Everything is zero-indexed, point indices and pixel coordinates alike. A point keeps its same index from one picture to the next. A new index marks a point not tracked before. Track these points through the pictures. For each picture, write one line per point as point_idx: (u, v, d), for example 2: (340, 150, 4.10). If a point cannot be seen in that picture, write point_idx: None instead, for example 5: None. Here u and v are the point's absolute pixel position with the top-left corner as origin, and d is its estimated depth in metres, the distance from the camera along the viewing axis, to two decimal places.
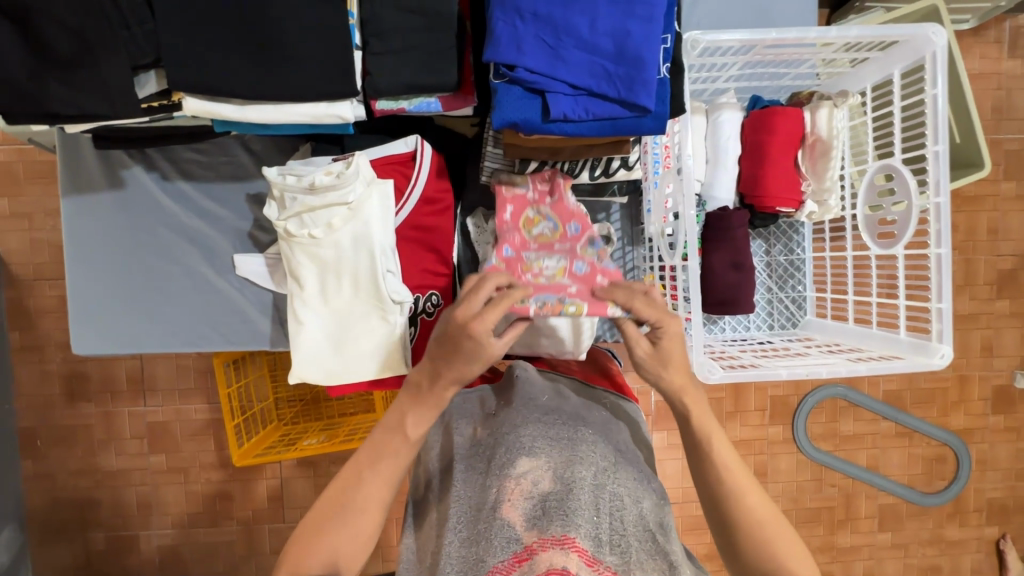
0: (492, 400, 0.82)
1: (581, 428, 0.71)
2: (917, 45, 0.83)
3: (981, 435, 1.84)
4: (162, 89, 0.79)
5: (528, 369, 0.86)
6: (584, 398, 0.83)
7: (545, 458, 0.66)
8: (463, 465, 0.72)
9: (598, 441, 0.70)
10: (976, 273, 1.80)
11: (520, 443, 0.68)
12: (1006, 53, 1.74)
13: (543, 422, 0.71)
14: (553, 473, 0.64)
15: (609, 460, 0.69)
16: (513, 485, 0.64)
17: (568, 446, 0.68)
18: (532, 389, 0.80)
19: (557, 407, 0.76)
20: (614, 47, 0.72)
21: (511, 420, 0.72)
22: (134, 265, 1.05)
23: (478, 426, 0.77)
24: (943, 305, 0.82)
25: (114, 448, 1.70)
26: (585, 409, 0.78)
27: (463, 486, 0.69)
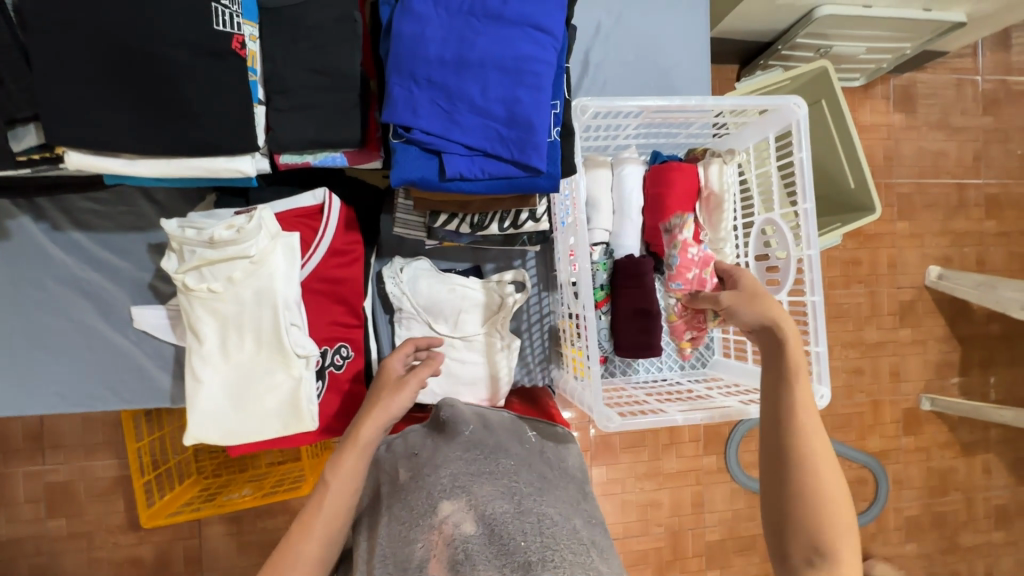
0: (417, 440, 0.84)
1: (501, 462, 0.74)
2: (784, 113, 0.92)
3: (896, 456, 1.97)
4: (43, 142, 0.76)
5: (455, 406, 0.85)
6: (512, 431, 0.83)
7: (465, 497, 0.67)
8: (387, 517, 0.72)
9: (518, 473, 0.73)
10: (880, 304, 1.95)
11: (441, 485, 0.69)
12: (892, 108, 1.95)
13: (464, 460, 0.73)
14: (474, 513, 0.64)
15: (533, 486, 0.71)
16: (437, 534, 0.64)
17: (488, 480, 0.70)
18: (456, 425, 0.81)
19: (479, 440, 0.78)
20: (505, 112, 0.75)
21: (433, 463, 0.74)
22: (17, 320, 0.98)
23: (402, 468, 0.79)
24: (820, 348, 0.88)
25: (5, 514, 1.54)
26: (508, 440, 0.80)
27: (385, 539, 0.69)
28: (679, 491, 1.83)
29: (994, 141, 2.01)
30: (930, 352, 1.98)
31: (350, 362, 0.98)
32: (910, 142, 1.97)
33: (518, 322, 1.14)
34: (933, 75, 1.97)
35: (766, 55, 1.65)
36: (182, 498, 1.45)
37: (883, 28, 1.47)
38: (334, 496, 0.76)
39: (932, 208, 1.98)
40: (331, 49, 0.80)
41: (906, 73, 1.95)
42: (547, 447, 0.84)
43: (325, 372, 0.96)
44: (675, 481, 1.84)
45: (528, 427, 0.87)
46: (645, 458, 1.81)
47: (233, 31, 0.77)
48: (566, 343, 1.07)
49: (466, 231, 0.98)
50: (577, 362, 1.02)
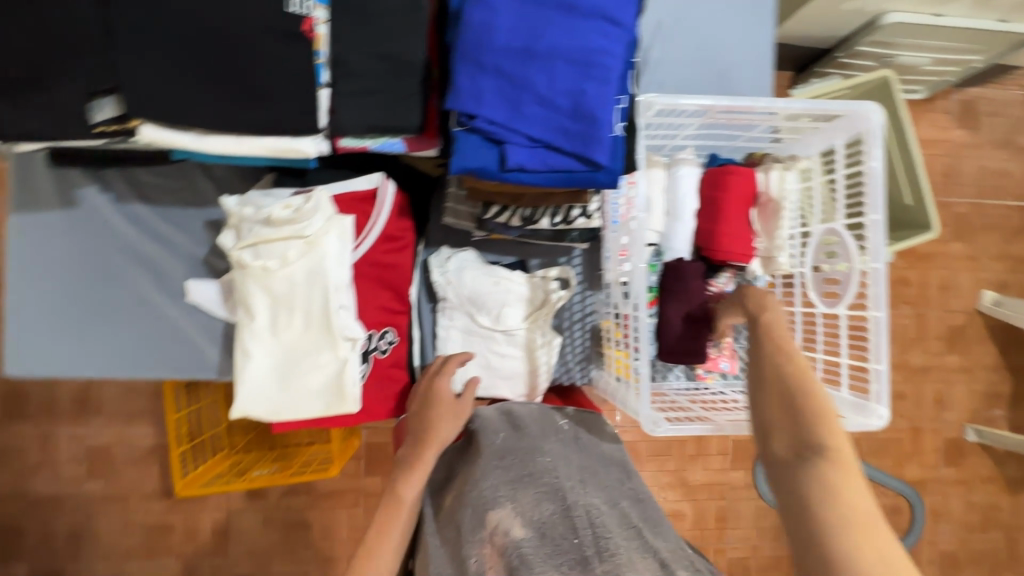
0: (457, 462, 0.85)
1: (538, 461, 0.73)
2: (856, 120, 0.88)
3: (935, 487, 1.88)
4: (119, 115, 0.78)
5: (483, 411, 0.89)
6: (542, 424, 0.85)
7: (511, 504, 0.68)
8: (438, 540, 0.72)
9: (558, 469, 0.73)
10: (929, 327, 1.87)
11: (484, 497, 0.69)
12: (954, 123, 1.87)
13: (502, 468, 0.73)
14: (523, 520, 0.66)
15: (575, 479, 0.72)
16: (489, 548, 0.65)
17: (530, 482, 0.71)
18: (488, 432, 0.81)
19: (513, 444, 0.78)
20: (570, 104, 0.74)
21: (471, 478, 0.74)
22: (78, 286, 1.01)
23: (446, 493, 0.80)
24: (880, 366, 0.84)
25: (49, 471, 1.61)
26: (541, 436, 0.80)
27: (439, 562, 0.69)
28: (704, 505, 1.79)
29: None
30: (979, 381, 1.88)
31: (393, 347, 1.00)
32: (971, 160, 1.87)
33: (560, 320, 1.12)
34: (1001, 90, 1.87)
35: (825, 62, 1.59)
36: (215, 471, 1.49)
37: (955, 38, 1.40)
38: (391, 523, 0.76)
39: (991, 230, 1.89)
40: (397, 35, 0.80)
41: (972, 88, 1.86)
42: (582, 436, 0.86)
43: (370, 355, 0.96)
44: (699, 493, 1.80)
45: (558, 416, 0.89)
46: (670, 468, 1.78)
47: (305, 13, 0.78)
48: (609, 344, 1.06)
49: (517, 225, 0.98)
50: (620, 363, 1.00)
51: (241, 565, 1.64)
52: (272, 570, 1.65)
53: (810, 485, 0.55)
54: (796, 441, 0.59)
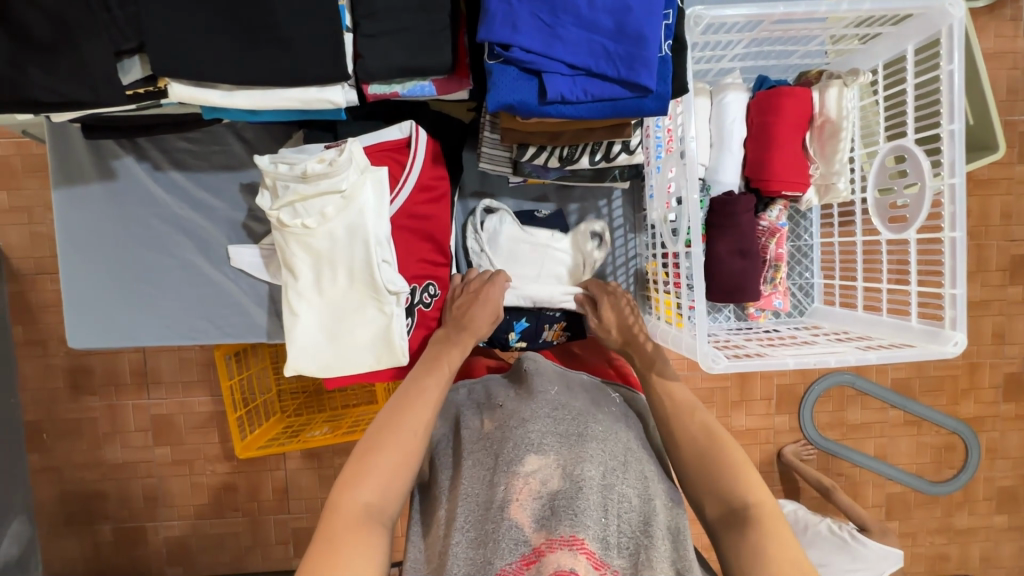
0: (499, 393, 0.83)
1: (591, 425, 0.72)
2: (932, 18, 0.78)
3: (992, 423, 1.81)
4: (148, 75, 0.77)
5: (539, 360, 0.88)
6: (593, 394, 0.84)
7: (554, 456, 0.68)
8: (470, 460, 0.72)
9: (608, 440, 0.71)
10: (988, 258, 1.75)
11: (529, 439, 0.69)
12: (1022, 31, 1.68)
13: (551, 418, 0.72)
14: (561, 472, 0.66)
15: (619, 459, 0.70)
16: (522, 483, 0.66)
17: (579, 444, 0.69)
18: (543, 380, 0.81)
19: (566, 400, 0.77)
20: (613, 24, 0.69)
21: (519, 415, 0.73)
22: (127, 258, 1.03)
23: (486, 420, 0.77)
24: (957, 290, 0.79)
25: (120, 440, 1.71)
26: (596, 404, 0.79)
27: (469, 484, 0.69)
28: (749, 449, 1.77)
29: None
30: None
31: (437, 300, 0.98)
32: None
33: (603, 266, 1.09)
34: None
35: None
36: (270, 433, 1.55)
37: None
38: (417, 411, 0.76)
39: None
40: None
41: None
42: (630, 415, 0.82)
43: (414, 309, 0.96)
44: (743, 439, 1.78)
45: (611, 391, 0.87)
46: (713, 415, 1.76)
47: None
48: (656, 287, 1.02)
49: (555, 166, 0.93)
50: (670, 305, 0.98)
51: (302, 519, 1.74)
52: None
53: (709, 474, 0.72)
54: (729, 520, 0.67)
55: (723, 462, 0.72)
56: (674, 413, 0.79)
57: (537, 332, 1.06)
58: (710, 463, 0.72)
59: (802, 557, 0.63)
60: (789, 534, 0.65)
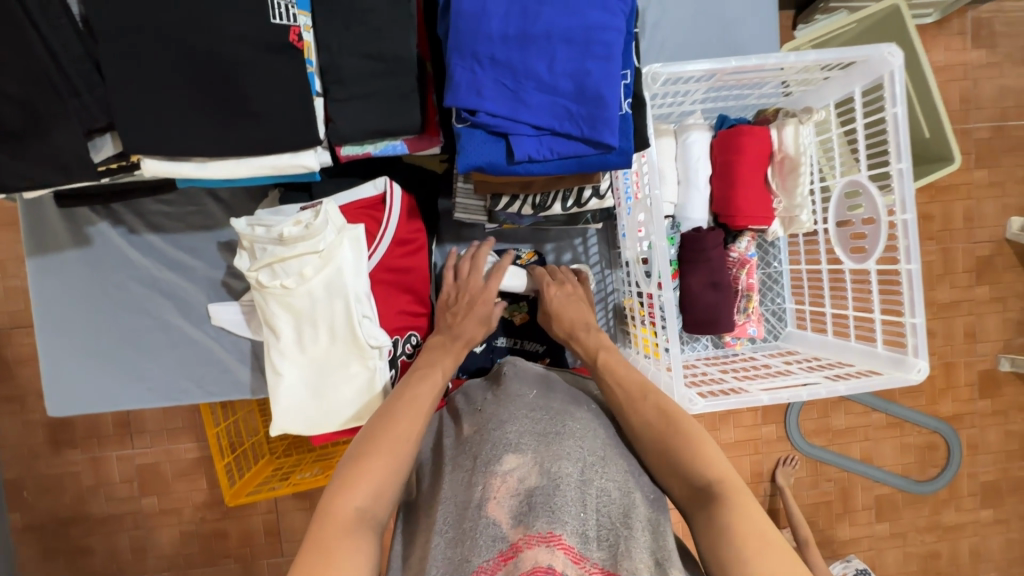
0: (479, 395, 0.83)
1: (569, 422, 0.71)
2: (875, 64, 0.83)
3: (971, 420, 1.86)
4: (119, 151, 0.79)
5: (519, 364, 0.88)
6: (573, 393, 0.82)
7: (531, 454, 0.67)
8: (452, 465, 0.72)
9: (585, 436, 0.69)
10: (955, 261, 1.82)
11: (506, 439, 0.68)
12: (969, 44, 1.77)
13: (530, 418, 0.72)
14: (538, 470, 0.65)
15: (599, 453, 0.68)
16: (500, 482, 0.65)
17: (556, 441, 0.67)
18: (522, 383, 0.81)
19: (544, 401, 0.76)
20: (574, 87, 0.72)
21: (498, 418, 0.73)
22: (105, 322, 1.03)
23: (467, 424, 0.77)
24: (917, 320, 0.82)
25: (104, 493, 1.67)
26: (576, 403, 0.78)
27: (451, 487, 0.69)
28: (739, 461, 1.80)
29: None
30: (1011, 310, 1.84)
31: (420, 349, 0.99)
32: (990, 80, 1.78)
33: None
34: (1016, 3, 1.77)
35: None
36: (260, 477, 1.53)
37: None
38: (407, 421, 0.72)
39: (1015, 152, 1.81)
40: (386, 33, 0.77)
41: (987, 4, 1.76)
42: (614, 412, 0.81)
43: (398, 361, 0.96)
44: (732, 451, 1.81)
45: (590, 387, 0.87)
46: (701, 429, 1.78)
47: (290, 23, 0.76)
48: (634, 322, 1.05)
49: (529, 213, 0.96)
50: (647, 340, 1.00)
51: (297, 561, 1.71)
52: None
53: (664, 452, 0.69)
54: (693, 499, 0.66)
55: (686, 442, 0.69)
56: (629, 397, 0.76)
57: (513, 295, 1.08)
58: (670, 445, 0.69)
59: (770, 529, 0.61)
60: (755, 507, 0.63)
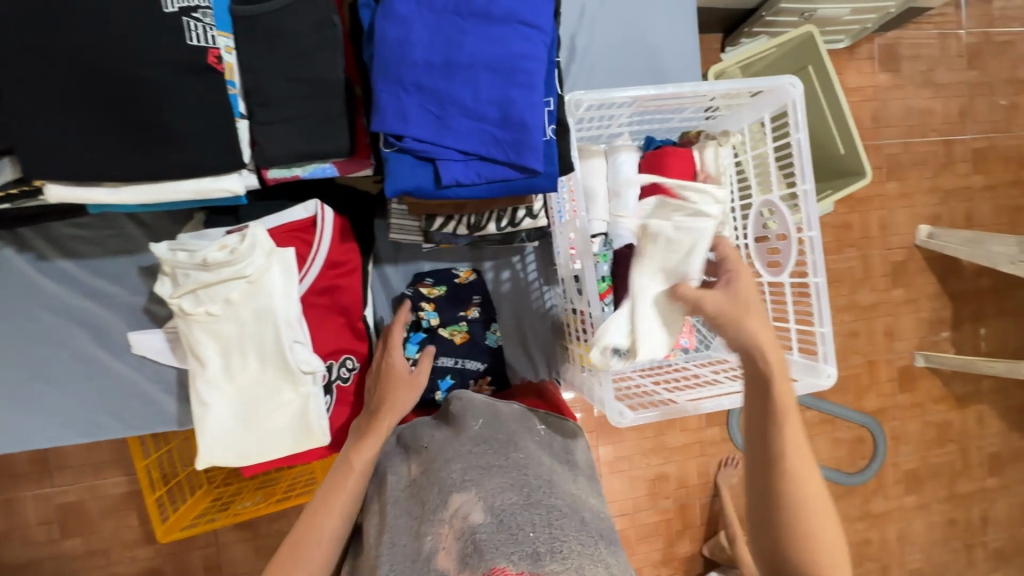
0: (426, 438, 0.85)
1: (512, 454, 0.74)
2: (780, 94, 0.90)
3: (892, 413, 2.01)
4: (19, 176, 0.74)
5: (466, 397, 0.88)
6: (519, 424, 0.85)
7: (475, 489, 0.67)
8: (399, 511, 0.73)
9: (527, 465, 0.72)
10: (872, 266, 1.97)
11: (450, 479, 0.70)
12: (878, 68, 1.93)
13: (473, 454, 0.74)
14: (482, 505, 0.65)
15: (542, 479, 0.71)
16: (446, 527, 0.65)
17: (499, 476, 0.70)
18: (466, 416, 0.83)
19: (488, 433, 0.78)
20: (499, 114, 0.74)
21: (442, 456, 0.75)
22: (11, 355, 0.95)
23: (413, 465, 0.79)
24: (825, 329, 0.89)
25: (20, 537, 1.54)
26: (518, 434, 0.81)
27: (399, 535, 0.69)
28: (686, 464, 1.86)
29: (978, 95, 2.00)
30: (922, 310, 2.01)
31: (355, 373, 0.97)
32: (897, 101, 1.95)
33: (519, 320, 1.14)
34: (916, 31, 1.95)
35: (750, 22, 1.56)
36: (198, 507, 1.44)
37: None
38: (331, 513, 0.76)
39: (920, 165, 1.98)
40: (311, 55, 0.76)
41: (891, 32, 1.93)
42: (554, 442, 0.87)
43: (333, 385, 0.94)
44: (680, 454, 1.87)
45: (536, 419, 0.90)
46: (650, 434, 1.83)
47: (208, 45, 0.73)
48: (571, 337, 1.07)
49: (464, 233, 0.97)
50: (583, 354, 1.03)
51: None
52: None
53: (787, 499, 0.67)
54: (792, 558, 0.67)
55: (794, 498, 0.67)
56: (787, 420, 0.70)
57: (452, 306, 1.05)
58: (782, 498, 0.68)
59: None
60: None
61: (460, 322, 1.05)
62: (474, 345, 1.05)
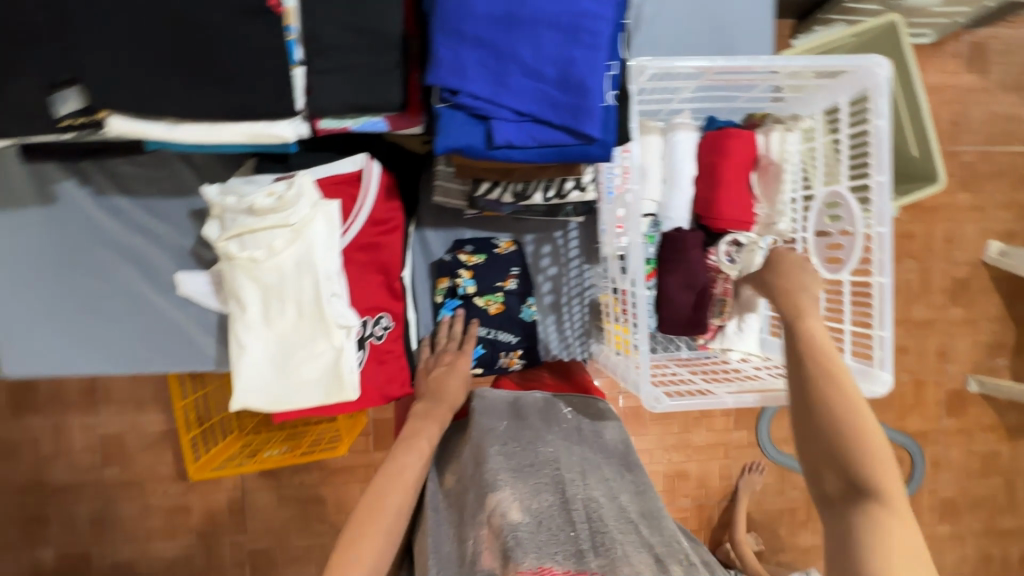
0: (457, 439, 0.89)
1: (541, 450, 0.77)
2: (862, 75, 0.83)
3: (935, 437, 1.90)
4: (84, 106, 0.75)
5: (485, 395, 0.87)
6: (545, 416, 0.86)
7: (511, 491, 0.71)
8: (439, 520, 0.77)
9: (560, 459, 0.77)
10: (932, 280, 1.84)
11: (485, 484, 0.73)
12: (963, 68, 1.78)
13: (503, 455, 0.77)
14: (520, 507, 0.69)
15: (575, 472, 0.75)
16: (487, 531, 0.69)
17: (531, 476, 0.74)
18: (491, 418, 0.83)
19: (515, 434, 0.82)
20: (558, 74, 0.70)
21: (475, 461, 0.78)
22: (68, 284, 0.99)
23: (449, 475, 0.83)
24: (884, 333, 0.83)
25: (65, 460, 1.63)
26: (545, 427, 0.84)
27: (444, 543, 0.74)
28: (709, 465, 1.81)
29: None
30: (981, 332, 1.87)
31: (389, 332, 0.97)
32: (981, 105, 1.80)
33: (557, 295, 1.11)
34: (1012, 30, 1.78)
35: (828, 9, 1.46)
36: (227, 453, 1.50)
37: None
38: (398, 488, 0.75)
39: (998, 177, 1.83)
40: (370, 4, 0.75)
41: (984, 29, 1.77)
42: (582, 428, 0.86)
43: (366, 342, 0.94)
44: (703, 454, 1.82)
45: (562, 405, 0.89)
46: (674, 431, 1.79)
47: None
48: (609, 318, 1.05)
49: (509, 201, 0.95)
50: (619, 337, 1.00)
51: (260, 540, 1.69)
52: (291, 543, 1.70)
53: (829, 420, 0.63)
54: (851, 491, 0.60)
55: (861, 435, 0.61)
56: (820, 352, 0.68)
57: (490, 277, 1.04)
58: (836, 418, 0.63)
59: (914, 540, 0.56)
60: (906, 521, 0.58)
61: (496, 292, 1.04)
62: (509, 316, 1.05)
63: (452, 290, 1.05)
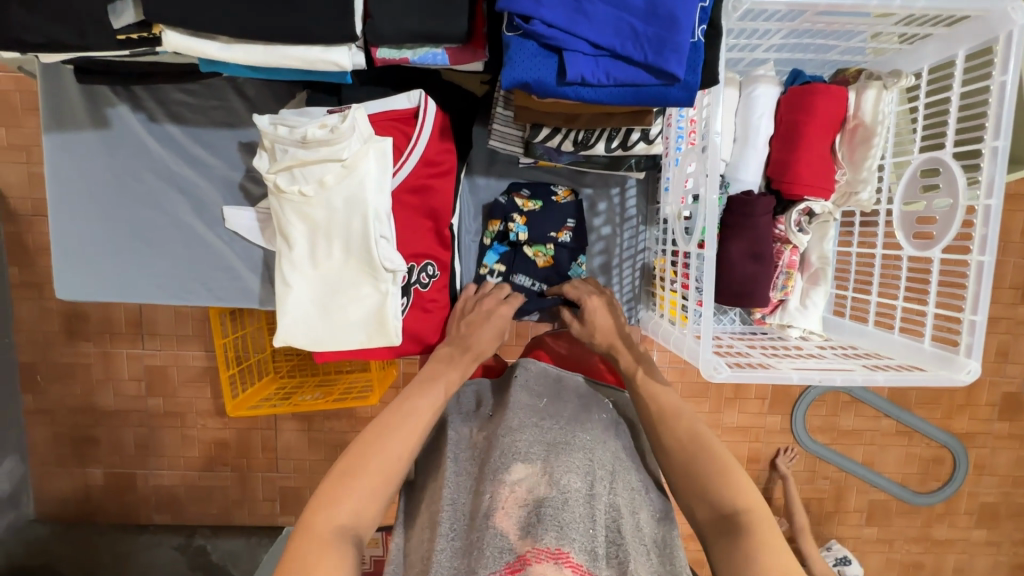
0: (490, 400, 0.80)
1: (578, 434, 0.69)
2: (991, 22, 0.73)
3: (983, 441, 1.79)
4: (140, 20, 0.71)
5: (528, 366, 0.81)
6: (585, 399, 0.79)
7: (540, 466, 0.64)
8: (457, 468, 0.68)
9: (596, 450, 0.67)
10: (1003, 274, 1.70)
11: (516, 447, 0.65)
12: None
13: (538, 426, 0.69)
14: (548, 481, 0.61)
15: (607, 470, 0.67)
16: (508, 492, 0.61)
17: (565, 453, 0.65)
18: (530, 389, 0.77)
19: (553, 409, 0.74)
20: (645, 3, 0.64)
21: (508, 421, 0.70)
22: (118, 210, 1.00)
23: (474, 428, 0.75)
24: (978, 317, 0.75)
25: (112, 388, 1.70)
26: (585, 412, 0.75)
27: (455, 492, 0.65)
28: (738, 447, 1.76)
29: None
30: None
31: (435, 281, 0.95)
32: None
33: (608, 257, 1.06)
34: None
35: None
36: (262, 394, 1.52)
37: None
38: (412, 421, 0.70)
39: None
40: None
41: None
42: (619, 426, 0.78)
43: (411, 288, 0.92)
44: (733, 435, 1.77)
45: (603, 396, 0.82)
46: (705, 410, 1.73)
47: None
48: (662, 284, 0.99)
49: (569, 150, 0.88)
50: (673, 303, 0.95)
51: (289, 479, 1.75)
52: (319, 484, 1.75)
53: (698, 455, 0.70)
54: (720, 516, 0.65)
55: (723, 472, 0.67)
56: (661, 414, 0.75)
57: (542, 228, 0.99)
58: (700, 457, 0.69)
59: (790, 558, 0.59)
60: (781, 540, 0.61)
61: (547, 244, 0.99)
62: (558, 271, 1.01)
63: (503, 234, 1.01)
